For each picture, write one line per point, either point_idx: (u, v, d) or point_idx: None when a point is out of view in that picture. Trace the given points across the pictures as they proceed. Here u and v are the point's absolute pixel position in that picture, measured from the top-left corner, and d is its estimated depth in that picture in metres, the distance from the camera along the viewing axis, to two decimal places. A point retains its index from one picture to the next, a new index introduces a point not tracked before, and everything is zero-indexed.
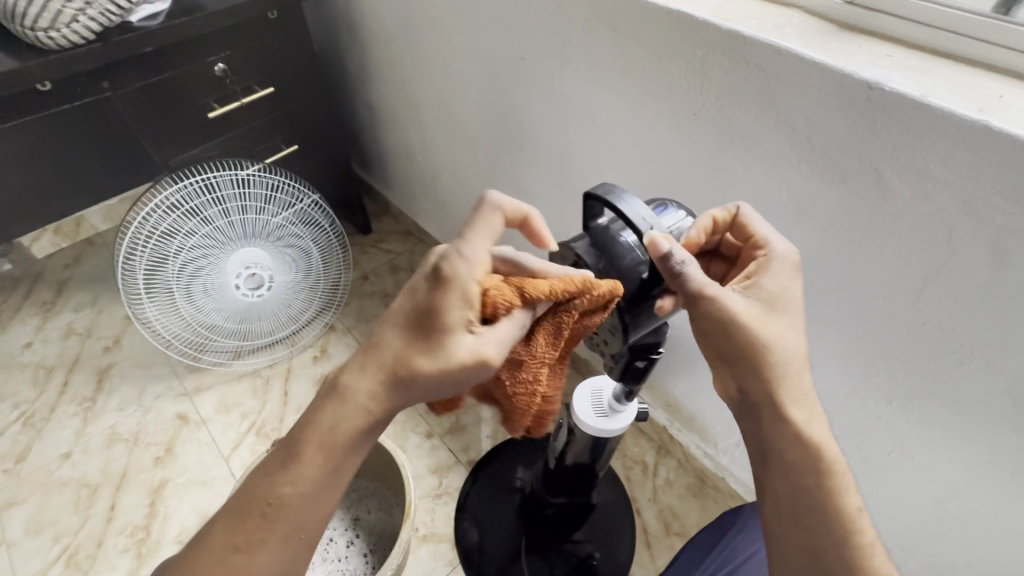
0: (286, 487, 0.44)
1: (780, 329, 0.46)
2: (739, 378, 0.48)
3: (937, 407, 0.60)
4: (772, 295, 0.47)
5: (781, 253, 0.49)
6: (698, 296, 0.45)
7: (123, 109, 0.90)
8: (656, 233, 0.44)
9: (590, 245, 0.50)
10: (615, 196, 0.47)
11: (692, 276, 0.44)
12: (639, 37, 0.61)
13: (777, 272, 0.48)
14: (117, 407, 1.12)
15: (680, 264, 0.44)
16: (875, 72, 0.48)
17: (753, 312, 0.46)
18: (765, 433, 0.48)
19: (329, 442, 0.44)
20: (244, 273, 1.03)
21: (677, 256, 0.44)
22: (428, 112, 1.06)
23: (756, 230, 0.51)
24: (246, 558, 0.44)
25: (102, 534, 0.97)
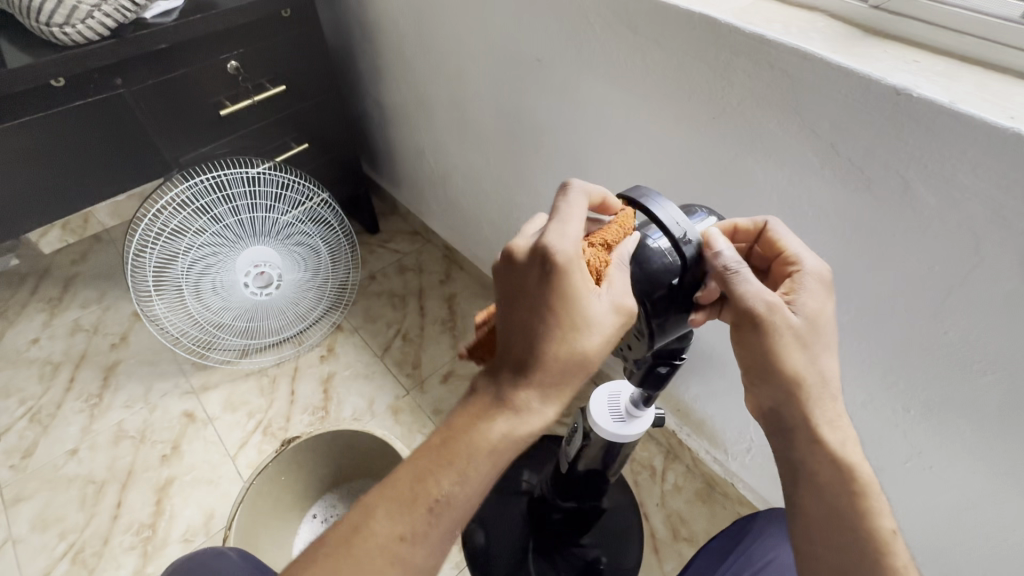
0: (456, 484, 0.42)
1: (816, 351, 0.46)
2: (775, 398, 0.47)
3: (957, 416, 0.59)
4: (809, 314, 0.46)
5: (814, 270, 0.48)
6: (750, 303, 0.44)
7: (136, 106, 0.90)
8: (713, 233, 0.47)
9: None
10: (647, 199, 0.47)
11: (747, 281, 0.44)
12: (659, 40, 0.61)
13: (813, 290, 0.47)
14: (124, 404, 1.12)
15: (735, 267, 0.45)
16: (904, 78, 0.47)
17: (798, 329, 0.45)
18: (797, 454, 0.47)
19: (518, 437, 0.43)
20: (253, 272, 1.02)
21: (731, 256, 0.45)
22: (440, 112, 1.05)
23: (785, 245, 0.50)
24: (410, 549, 0.41)
25: (107, 532, 0.96)
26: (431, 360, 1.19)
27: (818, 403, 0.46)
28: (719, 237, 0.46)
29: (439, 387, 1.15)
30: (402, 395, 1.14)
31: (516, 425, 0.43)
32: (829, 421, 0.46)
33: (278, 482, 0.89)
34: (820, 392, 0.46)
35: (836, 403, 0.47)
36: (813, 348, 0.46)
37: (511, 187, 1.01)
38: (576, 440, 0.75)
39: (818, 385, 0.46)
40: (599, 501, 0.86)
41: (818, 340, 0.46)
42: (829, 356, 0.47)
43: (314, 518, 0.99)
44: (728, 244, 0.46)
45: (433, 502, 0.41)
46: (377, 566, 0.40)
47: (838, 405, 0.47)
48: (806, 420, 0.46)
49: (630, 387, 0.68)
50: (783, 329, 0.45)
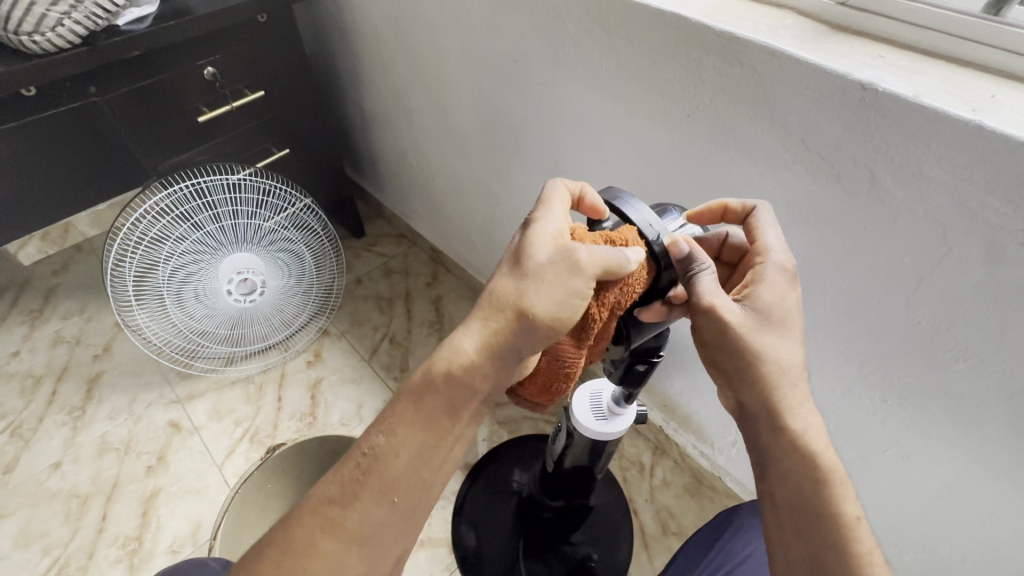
0: (382, 437, 0.45)
1: (772, 343, 0.47)
2: (738, 388, 0.49)
3: (932, 403, 0.60)
4: (768, 306, 0.48)
5: (779, 262, 0.49)
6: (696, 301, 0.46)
7: (111, 114, 0.89)
8: (676, 236, 0.47)
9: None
10: (619, 200, 0.48)
11: (702, 281, 0.46)
12: (632, 40, 0.61)
13: (773, 281, 0.48)
14: (108, 415, 1.11)
15: (695, 269, 0.47)
16: (870, 72, 0.48)
17: (748, 325, 0.47)
18: (761, 441, 0.49)
19: (443, 392, 0.46)
20: (236, 279, 1.01)
21: (693, 260, 0.47)
22: (421, 115, 1.05)
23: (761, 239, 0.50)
24: (342, 510, 0.44)
25: (92, 545, 0.95)
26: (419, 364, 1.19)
27: (778, 390, 0.47)
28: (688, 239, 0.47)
29: None
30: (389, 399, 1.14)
31: (442, 376, 0.45)
32: (791, 406, 0.47)
33: None
34: (784, 380, 0.48)
35: (797, 391, 0.48)
36: (764, 342, 0.47)
37: (493, 188, 1.01)
38: (561, 438, 0.75)
39: (776, 374, 0.47)
40: (587, 499, 0.87)
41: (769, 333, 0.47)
42: (790, 349, 0.48)
43: None
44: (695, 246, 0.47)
45: (366, 462, 0.45)
46: (314, 529, 0.44)
47: (804, 392, 0.49)
48: (771, 408, 0.48)
49: (611, 384, 0.69)
50: (727, 326, 0.46)
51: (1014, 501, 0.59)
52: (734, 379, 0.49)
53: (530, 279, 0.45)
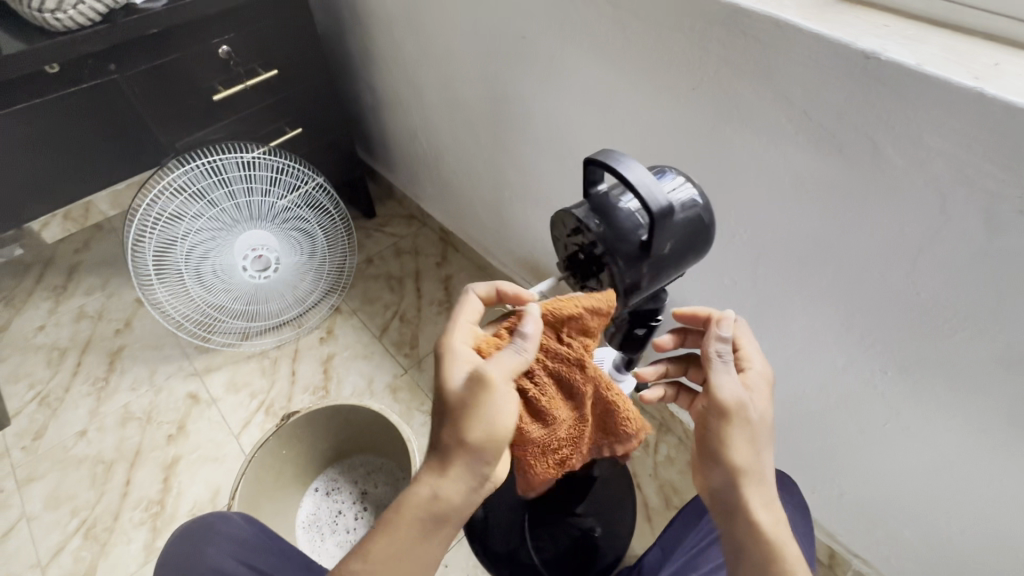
0: (379, 534, 0.47)
1: (756, 450, 0.48)
2: (719, 478, 0.48)
3: (930, 374, 0.61)
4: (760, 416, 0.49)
5: (760, 371, 0.52)
6: (723, 392, 0.47)
7: (129, 91, 0.91)
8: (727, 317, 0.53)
9: (588, 211, 0.45)
10: (615, 159, 0.43)
11: (722, 376, 0.48)
12: (639, 14, 0.62)
13: (759, 391, 0.50)
14: (130, 386, 1.15)
15: (722, 354, 0.50)
16: (872, 41, 0.48)
17: (745, 431, 0.47)
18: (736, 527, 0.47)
19: (422, 495, 0.47)
20: (251, 255, 1.05)
21: (728, 344, 0.51)
22: (431, 93, 1.06)
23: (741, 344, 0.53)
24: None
25: (118, 507, 1.00)
26: (428, 341, 1.21)
27: (761, 483, 0.47)
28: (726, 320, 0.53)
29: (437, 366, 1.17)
30: (400, 374, 1.16)
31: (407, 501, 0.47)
32: (765, 503, 0.47)
33: (280, 456, 0.87)
34: (757, 481, 0.47)
35: (766, 489, 0.48)
36: (755, 447, 0.48)
37: (502, 166, 1.02)
38: None
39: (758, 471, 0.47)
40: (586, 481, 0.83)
41: (767, 439, 0.49)
42: (768, 454, 0.49)
43: (316, 493, 0.95)
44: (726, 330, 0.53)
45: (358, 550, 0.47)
46: None
47: (772, 490, 0.48)
48: (743, 505, 0.47)
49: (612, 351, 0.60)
50: (743, 424, 0.47)
51: (1008, 471, 0.60)
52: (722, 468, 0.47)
53: (445, 362, 0.48)
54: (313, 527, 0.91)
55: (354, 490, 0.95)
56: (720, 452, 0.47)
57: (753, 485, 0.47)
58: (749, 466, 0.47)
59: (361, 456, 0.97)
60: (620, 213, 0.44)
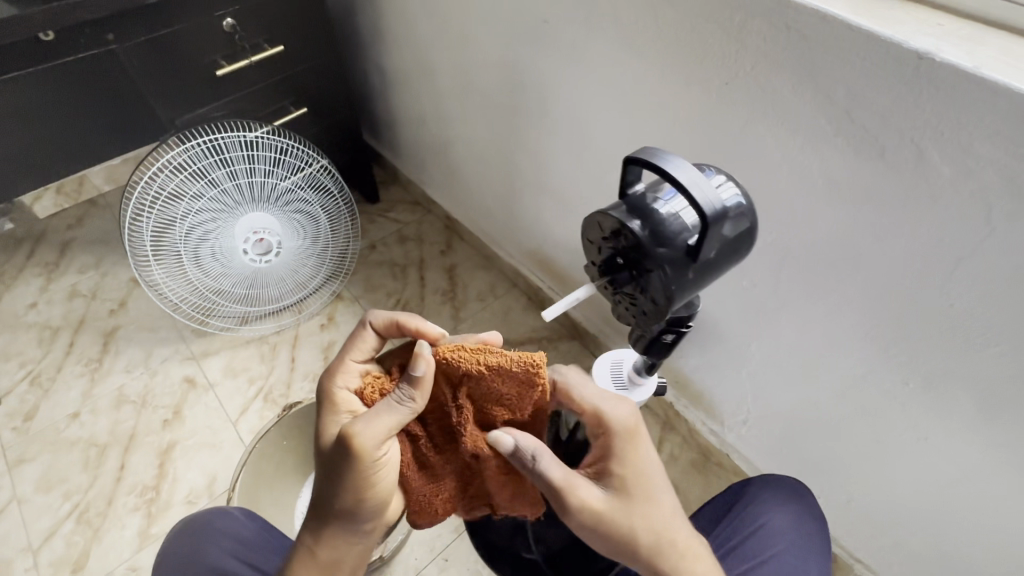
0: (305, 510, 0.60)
1: (636, 515, 0.51)
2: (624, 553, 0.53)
3: (956, 387, 0.59)
4: (620, 479, 0.52)
5: (609, 429, 0.54)
6: (565, 491, 0.52)
7: (129, 63, 0.87)
8: (496, 433, 0.54)
9: (627, 215, 0.41)
10: (659, 156, 0.39)
11: (548, 473, 0.52)
12: (674, 1, 0.59)
13: (618, 451, 0.53)
14: (124, 368, 1.12)
15: (529, 457, 0.53)
16: (926, 40, 0.46)
17: (609, 506, 0.52)
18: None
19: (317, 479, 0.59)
20: (252, 239, 1.02)
21: (522, 447, 0.53)
22: (443, 77, 1.03)
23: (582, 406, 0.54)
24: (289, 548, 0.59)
25: (111, 492, 0.97)
26: None
27: (658, 545, 0.51)
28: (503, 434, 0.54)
29: None
30: None
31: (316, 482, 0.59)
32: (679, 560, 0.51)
33: (281, 446, 0.85)
34: (656, 543, 0.51)
35: (671, 546, 0.51)
36: (633, 514, 0.51)
37: (514, 156, 0.99)
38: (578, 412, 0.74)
39: (654, 534, 0.51)
40: None
41: (646, 496, 0.52)
42: (656, 507, 0.52)
43: (319, 480, 0.89)
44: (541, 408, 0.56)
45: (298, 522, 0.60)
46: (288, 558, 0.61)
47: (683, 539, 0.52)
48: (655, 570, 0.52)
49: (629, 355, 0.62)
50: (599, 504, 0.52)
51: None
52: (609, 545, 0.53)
53: (330, 411, 0.57)
54: None
55: None
56: (597, 534, 0.52)
57: (648, 550, 0.51)
58: (634, 540, 0.51)
59: None
60: (664, 214, 0.40)
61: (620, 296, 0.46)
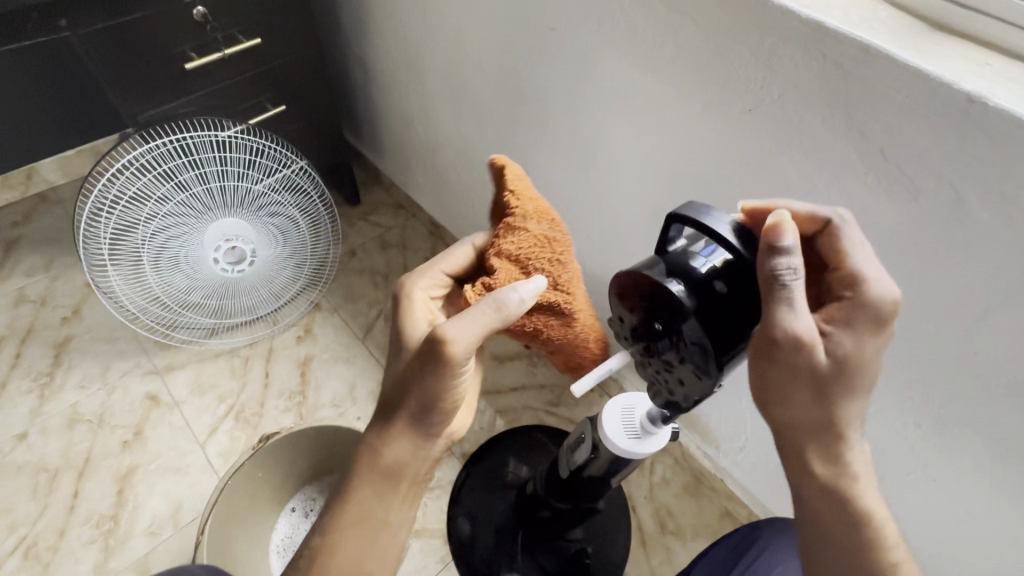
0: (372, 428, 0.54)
1: (855, 388, 0.40)
2: (800, 425, 0.41)
3: (972, 434, 0.58)
4: (852, 352, 0.39)
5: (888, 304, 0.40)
6: (798, 332, 0.37)
7: (85, 52, 0.78)
8: (776, 222, 0.37)
9: (666, 274, 0.39)
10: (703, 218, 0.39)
11: (797, 304, 0.37)
12: (696, 19, 0.55)
13: (864, 324, 0.40)
14: (78, 384, 1.03)
15: (788, 270, 0.37)
16: (976, 82, 0.43)
17: (833, 373, 0.39)
18: (794, 477, 0.44)
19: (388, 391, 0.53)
20: (223, 247, 0.93)
21: (791, 258, 0.37)
22: (434, 78, 0.96)
23: (849, 264, 0.41)
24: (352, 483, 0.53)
25: (63, 523, 0.89)
26: None
27: (835, 445, 0.42)
28: (785, 225, 0.37)
29: None
30: None
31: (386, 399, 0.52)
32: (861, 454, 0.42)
33: (255, 478, 0.78)
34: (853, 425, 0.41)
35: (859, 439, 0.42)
36: (852, 392, 0.40)
37: None
38: (581, 450, 0.67)
39: (834, 429, 0.41)
40: (594, 503, 0.79)
41: (858, 387, 0.40)
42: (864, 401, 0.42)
43: (292, 513, 0.86)
44: (797, 245, 0.37)
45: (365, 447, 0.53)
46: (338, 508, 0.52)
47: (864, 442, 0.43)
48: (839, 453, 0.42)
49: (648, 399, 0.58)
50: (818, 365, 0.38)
51: None
52: (780, 416, 0.42)
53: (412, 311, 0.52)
54: (289, 550, 0.84)
55: None
56: (778, 400, 0.41)
57: (816, 441, 0.42)
58: (814, 423, 0.41)
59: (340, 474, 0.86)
60: (706, 271, 0.39)
61: (654, 363, 0.44)
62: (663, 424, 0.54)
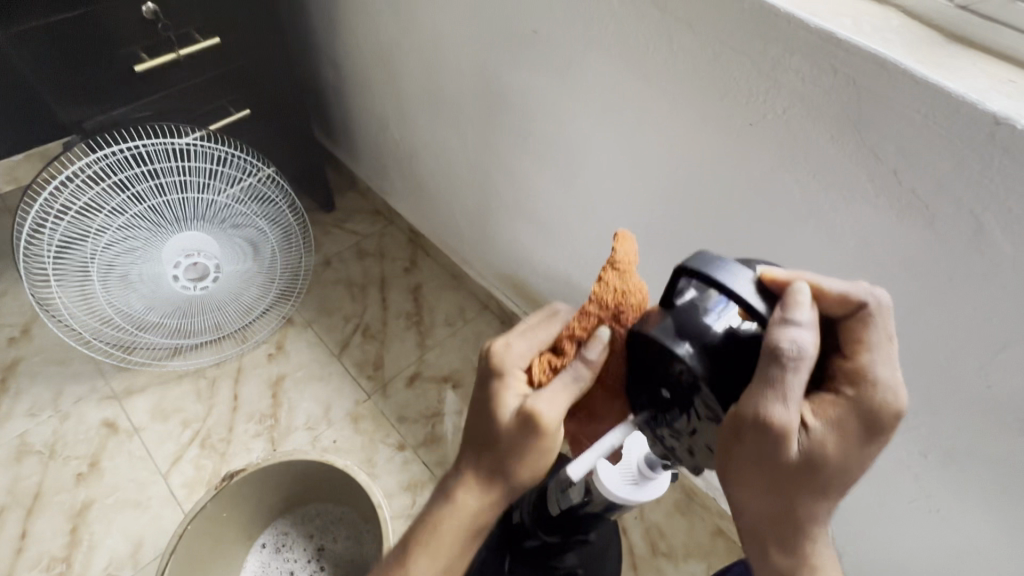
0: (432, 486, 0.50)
1: (828, 487, 0.36)
2: (758, 514, 0.37)
3: (980, 468, 0.55)
4: (830, 450, 0.35)
5: (884, 405, 0.36)
6: (773, 420, 0.34)
7: (19, 54, 0.71)
8: (796, 295, 0.35)
9: (677, 332, 0.36)
10: (719, 266, 0.36)
11: (790, 389, 0.34)
12: (694, 24, 0.50)
13: (850, 424, 0.36)
14: (27, 412, 0.95)
15: (794, 351, 0.33)
16: (1003, 101, 0.39)
17: (803, 467, 0.35)
18: (754, 565, 0.40)
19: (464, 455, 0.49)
20: (184, 262, 0.85)
21: (800, 339, 0.34)
22: (410, 81, 0.90)
23: (866, 357, 0.36)
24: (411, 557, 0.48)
25: (10, 567, 0.83)
26: (394, 362, 1.08)
27: (800, 543, 0.37)
28: (801, 298, 0.35)
29: (404, 391, 1.04)
30: (362, 400, 1.03)
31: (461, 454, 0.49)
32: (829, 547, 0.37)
33: (218, 518, 0.72)
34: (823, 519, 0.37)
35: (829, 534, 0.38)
36: (824, 492, 0.36)
37: (491, 174, 0.89)
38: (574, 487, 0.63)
39: (798, 526, 0.37)
40: (585, 534, 0.75)
41: (832, 489, 0.36)
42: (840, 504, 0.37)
43: (262, 550, 0.80)
44: (813, 319, 0.35)
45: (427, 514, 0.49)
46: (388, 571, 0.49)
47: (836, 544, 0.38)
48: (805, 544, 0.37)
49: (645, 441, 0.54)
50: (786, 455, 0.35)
51: None
52: (736, 498, 0.38)
53: (501, 383, 0.47)
54: None
55: (308, 547, 0.81)
56: (738, 486, 0.37)
57: (777, 533, 0.38)
58: (775, 515, 0.37)
59: (316, 505, 0.82)
60: (720, 330, 0.37)
61: (663, 430, 0.41)
62: (663, 469, 0.51)
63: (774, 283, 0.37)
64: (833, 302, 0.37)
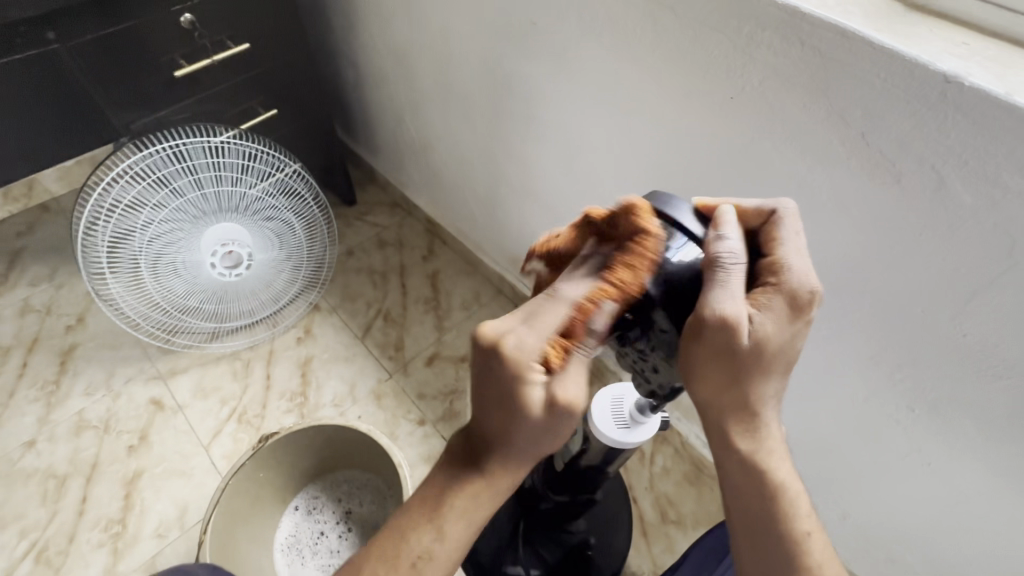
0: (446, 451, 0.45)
1: (767, 366, 0.41)
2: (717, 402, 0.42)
3: (963, 416, 0.58)
4: (769, 333, 0.39)
5: (801, 287, 0.40)
6: (718, 314, 0.38)
7: (75, 64, 0.79)
8: (724, 217, 0.41)
9: None
10: (667, 205, 0.43)
11: (728, 289, 0.39)
12: (676, 7, 0.55)
13: (779, 310, 0.40)
14: (84, 391, 1.05)
15: (728, 257, 0.39)
16: (954, 62, 0.42)
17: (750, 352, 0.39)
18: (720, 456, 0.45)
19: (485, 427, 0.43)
20: (220, 251, 0.94)
21: (728, 245, 0.40)
22: (423, 77, 0.96)
23: (780, 251, 0.41)
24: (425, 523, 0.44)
25: (72, 529, 0.92)
26: (414, 343, 1.14)
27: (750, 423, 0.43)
28: (727, 218, 0.41)
29: (424, 370, 1.11)
30: (384, 379, 1.09)
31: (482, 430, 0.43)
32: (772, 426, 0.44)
33: (257, 478, 0.80)
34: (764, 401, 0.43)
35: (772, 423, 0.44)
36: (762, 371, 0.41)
37: (500, 161, 0.94)
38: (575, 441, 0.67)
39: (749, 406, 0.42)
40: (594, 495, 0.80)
41: (771, 367, 0.41)
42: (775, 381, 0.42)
43: (295, 512, 0.88)
44: (737, 232, 0.41)
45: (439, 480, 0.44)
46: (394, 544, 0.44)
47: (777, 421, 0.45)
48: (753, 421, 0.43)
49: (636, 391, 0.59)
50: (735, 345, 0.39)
51: None
52: (703, 396, 0.42)
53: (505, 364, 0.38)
54: (293, 549, 0.85)
55: (337, 509, 0.89)
56: (699, 381, 0.41)
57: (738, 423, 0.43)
58: (735, 407, 0.42)
59: (344, 471, 0.89)
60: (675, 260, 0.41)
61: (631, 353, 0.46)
62: (651, 412, 0.56)
63: (706, 209, 0.44)
64: (752, 216, 0.44)
